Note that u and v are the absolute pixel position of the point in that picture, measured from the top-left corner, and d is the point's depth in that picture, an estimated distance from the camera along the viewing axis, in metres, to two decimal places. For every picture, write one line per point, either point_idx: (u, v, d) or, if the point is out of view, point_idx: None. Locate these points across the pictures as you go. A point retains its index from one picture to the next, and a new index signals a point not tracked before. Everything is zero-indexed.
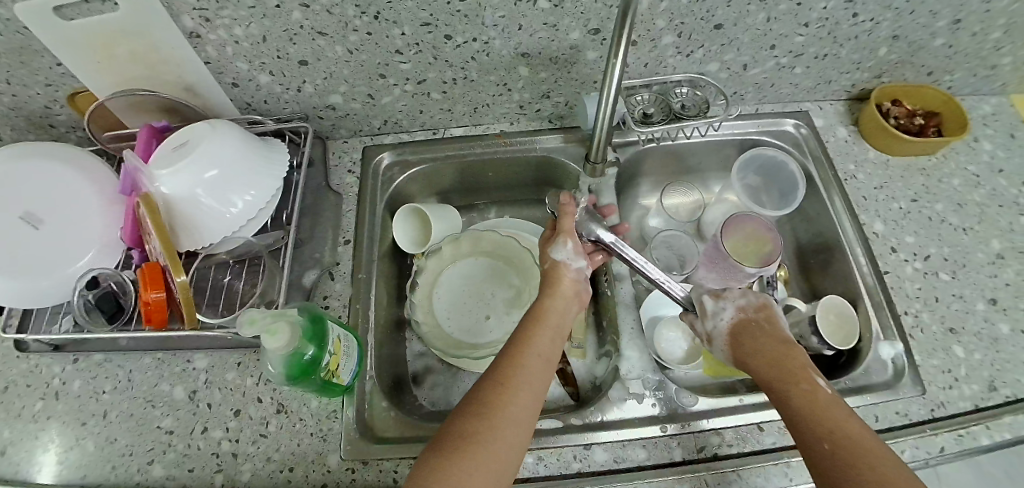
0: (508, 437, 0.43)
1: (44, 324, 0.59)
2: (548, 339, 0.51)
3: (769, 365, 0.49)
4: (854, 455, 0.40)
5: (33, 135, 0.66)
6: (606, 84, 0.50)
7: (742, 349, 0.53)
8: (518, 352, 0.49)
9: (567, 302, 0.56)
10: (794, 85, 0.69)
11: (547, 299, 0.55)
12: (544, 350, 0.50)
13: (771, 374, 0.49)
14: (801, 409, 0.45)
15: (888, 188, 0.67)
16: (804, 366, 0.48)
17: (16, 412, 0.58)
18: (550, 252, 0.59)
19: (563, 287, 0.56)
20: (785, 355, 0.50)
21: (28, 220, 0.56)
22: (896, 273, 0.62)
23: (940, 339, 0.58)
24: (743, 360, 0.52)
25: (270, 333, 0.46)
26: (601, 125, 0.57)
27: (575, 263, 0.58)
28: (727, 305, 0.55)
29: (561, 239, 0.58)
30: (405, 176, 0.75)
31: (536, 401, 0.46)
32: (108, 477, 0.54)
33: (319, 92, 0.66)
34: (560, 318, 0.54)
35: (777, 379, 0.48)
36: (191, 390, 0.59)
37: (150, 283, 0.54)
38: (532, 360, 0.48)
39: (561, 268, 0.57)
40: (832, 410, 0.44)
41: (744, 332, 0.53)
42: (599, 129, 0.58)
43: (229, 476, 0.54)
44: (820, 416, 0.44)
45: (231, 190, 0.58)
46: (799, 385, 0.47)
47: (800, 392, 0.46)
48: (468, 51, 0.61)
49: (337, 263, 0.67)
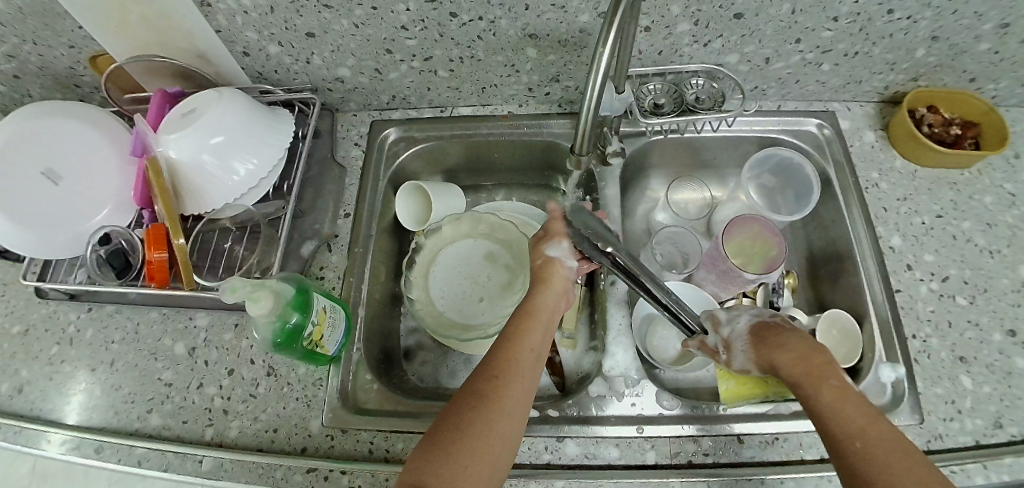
0: (502, 430, 0.42)
1: (61, 275, 0.64)
2: (540, 335, 0.50)
3: (799, 362, 0.45)
4: (889, 464, 0.37)
5: (60, 93, 0.70)
6: (593, 72, 0.46)
7: (766, 350, 0.49)
8: (512, 346, 0.48)
9: (555, 299, 0.54)
10: (820, 82, 0.65)
11: (538, 295, 0.53)
12: (535, 345, 0.49)
13: (800, 372, 0.45)
14: (834, 412, 0.41)
15: (912, 201, 0.63)
16: (833, 364, 0.44)
17: (35, 353, 0.64)
18: (544, 248, 0.57)
19: (554, 284, 0.55)
20: (813, 353, 0.46)
21: (48, 177, 0.59)
22: (908, 293, 0.58)
23: (946, 367, 0.54)
24: (764, 360, 0.49)
25: (253, 300, 0.48)
26: (586, 114, 0.52)
27: (569, 262, 0.57)
28: (742, 313, 0.54)
29: (557, 238, 0.57)
30: (409, 152, 0.75)
31: (528, 396, 0.45)
32: (112, 420, 0.59)
33: (328, 65, 0.66)
34: (550, 314, 0.52)
35: (804, 378, 0.44)
36: (190, 347, 0.62)
37: (153, 244, 0.57)
38: (523, 355, 0.47)
39: (552, 266, 0.56)
40: (861, 410, 0.40)
41: (765, 333, 0.50)
42: (584, 117, 0.53)
43: (219, 431, 0.58)
44: (855, 424, 0.40)
45: (233, 157, 0.59)
46: (830, 383, 0.42)
47: (830, 394, 0.42)
48: (475, 30, 0.59)
49: (335, 236, 0.69)
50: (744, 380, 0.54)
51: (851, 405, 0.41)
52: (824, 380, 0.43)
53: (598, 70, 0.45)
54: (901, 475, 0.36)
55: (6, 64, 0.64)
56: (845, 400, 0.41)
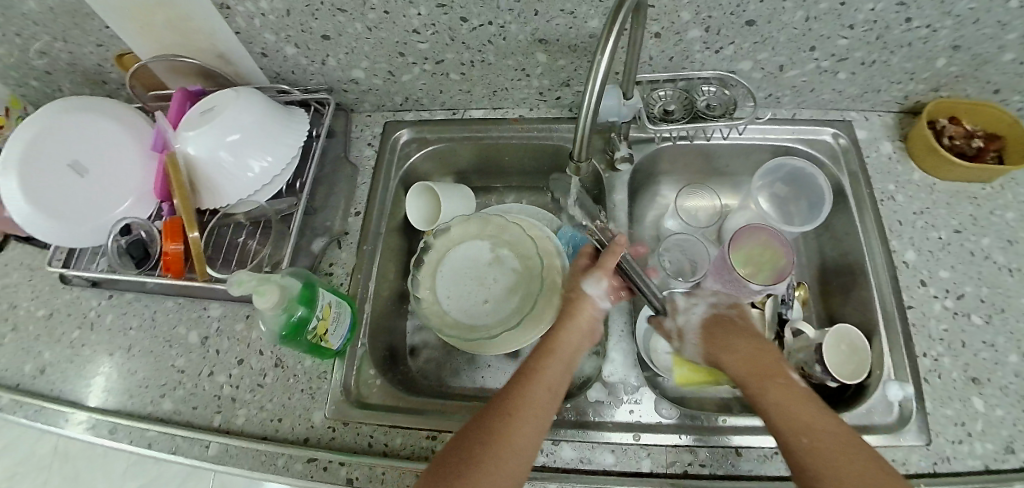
0: (509, 467, 0.44)
1: (85, 262, 0.67)
2: (558, 371, 0.50)
3: (744, 363, 0.50)
4: (829, 454, 0.42)
5: (89, 89, 0.73)
6: (591, 79, 0.44)
7: (714, 347, 0.53)
8: (526, 383, 0.48)
9: (580, 337, 0.53)
10: (836, 91, 0.63)
11: (562, 332, 0.52)
12: (551, 382, 0.49)
13: (749, 371, 0.49)
14: (780, 409, 0.46)
15: (929, 215, 0.61)
16: (774, 361, 0.50)
17: (57, 336, 0.68)
18: (581, 282, 0.55)
19: (580, 321, 0.53)
20: (758, 352, 0.50)
21: (74, 169, 0.62)
22: (921, 310, 0.56)
23: (957, 388, 0.52)
24: (713, 357, 0.53)
25: (258, 294, 0.49)
26: (585, 121, 0.49)
27: (600, 302, 0.54)
28: (697, 303, 0.57)
29: (595, 274, 0.55)
30: (421, 153, 0.76)
31: (538, 435, 0.46)
32: (127, 403, 0.62)
33: (342, 66, 0.68)
34: (572, 350, 0.52)
35: (751, 378, 0.49)
36: (203, 336, 0.65)
37: (170, 236, 0.60)
38: (536, 393, 0.48)
39: (581, 301, 0.54)
40: (804, 406, 0.45)
41: (715, 330, 0.54)
42: (583, 121, 0.50)
43: (226, 418, 0.60)
44: (802, 421, 0.44)
45: (249, 154, 0.60)
46: (777, 382, 0.48)
47: (778, 392, 0.47)
48: (485, 34, 0.60)
49: (345, 233, 0.70)
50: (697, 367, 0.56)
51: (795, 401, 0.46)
52: (770, 379, 0.48)
53: (596, 75, 0.44)
54: (842, 467, 0.42)
55: (39, 60, 0.67)
56: (790, 398, 0.46)
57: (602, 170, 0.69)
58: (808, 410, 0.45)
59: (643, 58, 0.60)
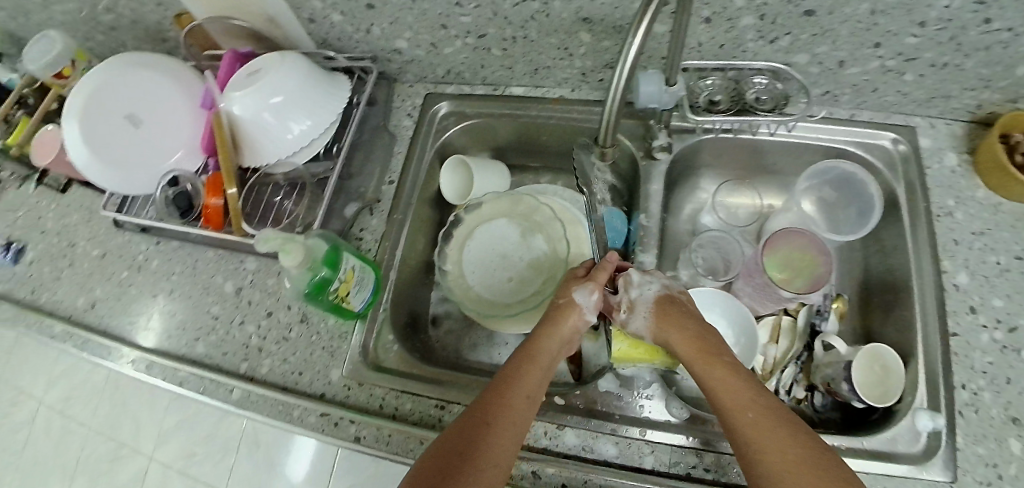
0: (490, 479, 0.41)
1: (137, 209, 0.72)
2: (538, 380, 0.48)
3: (692, 343, 0.48)
4: (778, 435, 0.40)
5: (150, 45, 0.77)
6: (621, 63, 0.43)
7: (666, 323, 0.50)
8: (506, 389, 0.46)
9: (559, 345, 0.52)
10: (901, 93, 0.58)
11: (542, 338, 0.51)
12: (531, 390, 0.47)
13: (693, 353, 0.47)
14: (719, 394, 0.44)
15: (989, 237, 0.56)
16: (720, 343, 0.48)
17: (109, 274, 0.74)
18: (571, 290, 0.54)
19: (563, 329, 0.52)
20: (707, 334, 0.49)
21: (130, 120, 0.66)
22: (966, 339, 0.52)
23: (994, 426, 0.49)
24: (663, 335, 0.50)
25: (284, 252, 0.51)
26: (610, 107, 0.48)
27: (588, 316, 0.53)
28: (653, 280, 0.54)
29: (589, 285, 0.54)
30: (457, 128, 0.76)
31: (513, 449, 0.43)
32: (165, 343, 0.67)
33: (386, 36, 0.68)
34: (550, 359, 0.50)
35: (695, 361, 0.47)
36: (238, 286, 0.68)
37: (212, 190, 0.63)
38: (516, 401, 0.46)
39: (571, 310, 0.53)
40: (749, 388, 0.44)
41: (667, 307, 0.51)
42: (610, 105, 0.48)
43: (252, 365, 0.63)
44: (750, 403, 0.42)
45: (290, 117, 0.62)
46: (718, 365, 0.45)
47: (719, 374, 0.45)
48: (528, 10, 0.58)
49: (378, 200, 0.71)
50: (636, 344, 0.53)
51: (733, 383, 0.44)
52: (712, 362, 0.46)
53: (625, 61, 0.43)
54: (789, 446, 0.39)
55: (106, 15, 0.71)
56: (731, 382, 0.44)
57: (639, 158, 0.67)
58: (750, 395, 0.43)
59: (692, 44, 0.57)
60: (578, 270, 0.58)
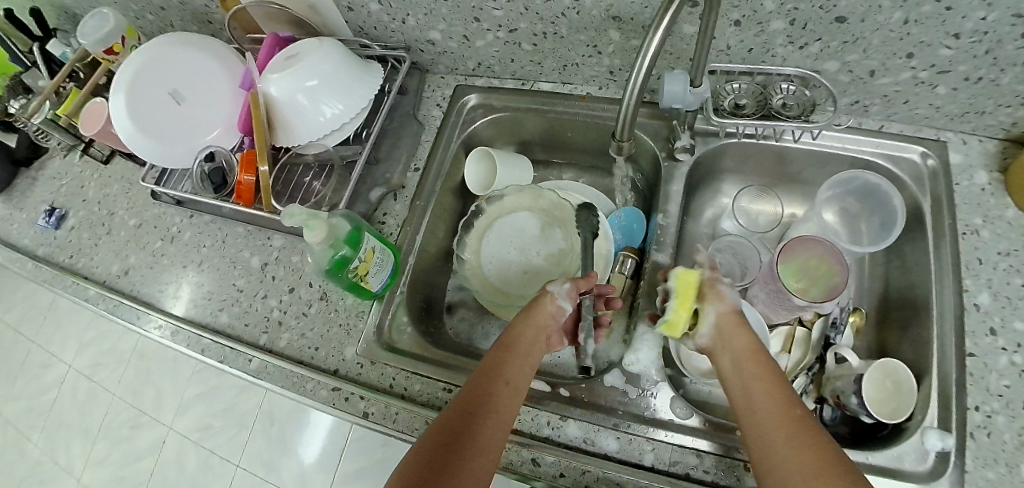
0: (480, 468, 0.41)
1: (174, 182, 0.76)
2: (517, 371, 0.48)
3: (749, 348, 0.47)
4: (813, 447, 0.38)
5: (196, 26, 0.81)
6: (642, 59, 0.44)
7: (738, 321, 0.49)
8: (488, 381, 0.46)
9: (537, 336, 0.52)
10: (933, 107, 0.58)
11: (518, 328, 0.52)
12: (512, 381, 0.47)
13: (741, 350, 0.47)
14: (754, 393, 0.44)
15: (1017, 258, 0.55)
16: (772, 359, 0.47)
17: (144, 243, 0.77)
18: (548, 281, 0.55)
19: (538, 317, 0.53)
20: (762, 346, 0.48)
21: (173, 97, 0.69)
22: (983, 359, 0.51)
23: (1007, 451, 0.48)
24: (732, 328, 0.49)
25: (309, 228, 0.53)
26: (631, 102, 0.49)
27: (563, 302, 0.53)
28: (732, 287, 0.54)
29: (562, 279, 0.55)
30: (485, 120, 0.77)
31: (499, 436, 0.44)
32: (191, 312, 0.70)
33: (421, 26, 0.70)
34: (529, 348, 0.51)
35: (739, 358, 0.47)
36: (263, 262, 0.71)
37: (245, 167, 0.66)
38: (498, 393, 0.46)
39: (546, 301, 0.54)
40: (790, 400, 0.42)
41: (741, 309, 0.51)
42: (629, 100, 0.49)
43: (271, 338, 0.66)
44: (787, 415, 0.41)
45: (323, 100, 0.64)
46: (764, 368, 0.45)
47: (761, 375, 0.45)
48: (559, 6, 0.59)
49: (402, 186, 0.73)
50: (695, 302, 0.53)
51: (774, 385, 0.44)
52: (759, 364, 0.46)
53: (647, 56, 0.43)
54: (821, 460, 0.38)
55: None
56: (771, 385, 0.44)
57: (661, 158, 0.67)
58: (789, 406, 0.42)
59: (720, 46, 0.57)
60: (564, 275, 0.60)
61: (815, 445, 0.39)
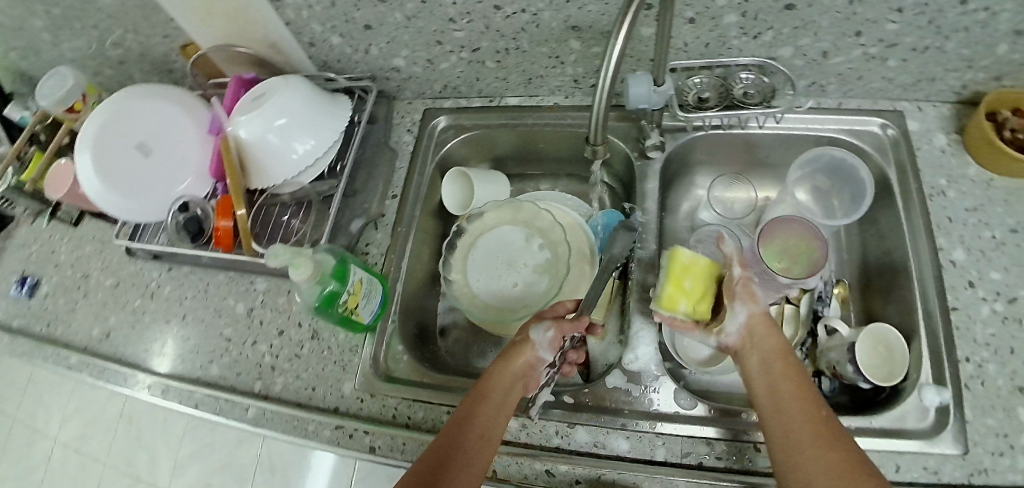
0: None
1: (149, 236, 0.74)
2: (490, 415, 0.48)
3: (777, 349, 0.49)
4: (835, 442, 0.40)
5: (157, 77, 0.80)
6: (607, 64, 0.44)
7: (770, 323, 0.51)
8: (466, 425, 0.47)
9: (512, 381, 0.51)
10: (886, 79, 0.60)
11: (496, 373, 0.51)
12: (488, 427, 0.47)
13: (769, 355, 0.48)
14: (781, 396, 0.45)
15: (983, 213, 0.58)
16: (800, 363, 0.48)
17: (123, 303, 0.75)
18: (529, 326, 0.55)
19: (515, 364, 0.53)
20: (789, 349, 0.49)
21: (141, 150, 0.68)
22: (967, 312, 0.53)
23: (1003, 397, 0.49)
24: (762, 329, 0.50)
25: (295, 266, 0.52)
26: (601, 108, 0.50)
27: (542, 352, 0.54)
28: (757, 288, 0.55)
29: (547, 322, 0.55)
30: (457, 139, 0.78)
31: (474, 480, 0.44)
32: (179, 367, 0.68)
33: (384, 55, 0.70)
34: (504, 393, 0.50)
35: (766, 362, 0.48)
36: (249, 307, 0.70)
37: (222, 212, 0.65)
38: (470, 441, 0.46)
39: (526, 344, 0.54)
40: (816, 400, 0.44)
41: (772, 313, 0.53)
42: (599, 105, 0.50)
43: (266, 384, 0.64)
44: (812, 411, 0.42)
45: (295, 137, 0.64)
46: (790, 368, 0.47)
47: (782, 379, 0.46)
48: (518, 22, 0.60)
49: (382, 215, 0.73)
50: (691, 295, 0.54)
51: (797, 387, 0.45)
52: (783, 366, 0.47)
53: (611, 60, 0.44)
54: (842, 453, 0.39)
55: (113, 51, 0.74)
56: (794, 386, 0.45)
57: (633, 158, 0.69)
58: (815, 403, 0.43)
59: (678, 44, 0.59)
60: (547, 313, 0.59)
61: (839, 449, 0.39)
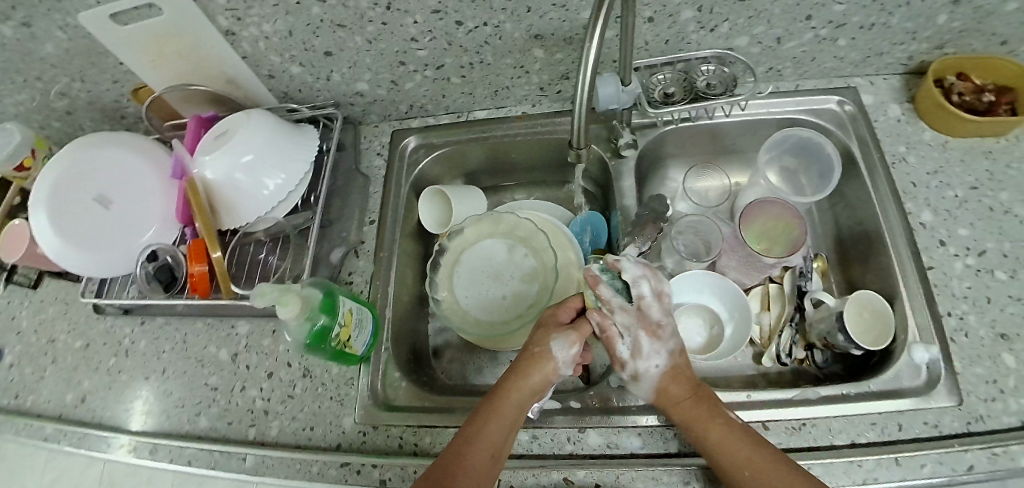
0: None
1: (117, 290, 0.71)
2: (500, 435, 0.47)
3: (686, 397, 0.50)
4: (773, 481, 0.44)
5: (108, 124, 0.77)
6: (583, 66, 0.45)
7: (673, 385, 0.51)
8: (470, 448, 0.46)
9: (527, 398, 0.50)
10: (838, 59, 0.63)
11: (511, 387, 0.49)
12: (495, 449, 0.47)
13: (694, 418, 0.49)
14: (734, 460, 0.46)
15: (944, 174, 0.61)
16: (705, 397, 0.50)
17: (96, 365, 0.71)
18: (551, 338, 0.51)
19: (532, 382, 0.50)
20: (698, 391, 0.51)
21: (100, 202, 0.65)
22: (942, 270, 0.56)
23: (987, 346, 0.52)
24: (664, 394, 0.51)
25: (282, 304, 0.51)
26: (581, 110, 0.50)
27: (564, 369, 0.51)
28: (664, 352, 0.51)
29: (570, 337, 0.51)
30: (429, 158, 0.77)
31: None
32: (165, 424, 0.65)
33: (346, 80, 0.69)
34: (515, 413, 0.49)
35: (694, 426, 0.49)
36: (233, 353, 0.67)
37: (196, 257, 0.62)
38: (478, 465, 0.46)
39: (546, 360, 0.50)
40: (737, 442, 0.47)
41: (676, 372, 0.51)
42: (578, 108, 0.50)
43: (261, 430, 0.62)
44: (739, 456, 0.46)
45: (265, 173, 0.62)
46: (706, 412, 0.49)
47: (717, 432, 0.48)
48: (481, 35, 0.60)
49: (362, 242, 0.71)
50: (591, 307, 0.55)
51: (737, 443, 0.47)
52: (707, 416, 0.49)
53: (586, 64, 0.45)
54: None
55: (59, 101, 0.71)
56: (726, 438, 0.47)
57: (608, 158, 0.69)
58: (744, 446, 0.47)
59: (640, 43, 0.60)
60: (568, 312, 0.55)
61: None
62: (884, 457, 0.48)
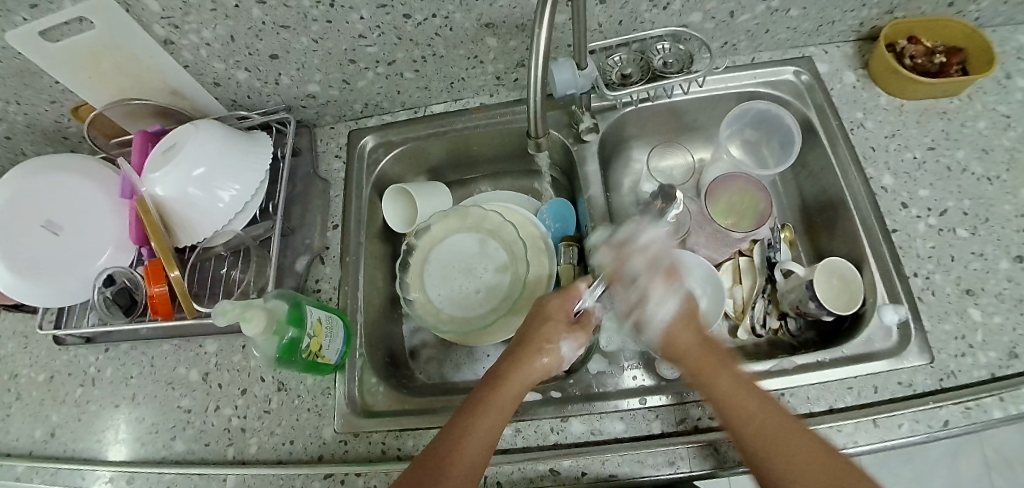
0: None
1: (75, 319, 0.68)
2: (496, 428, 0.46)
3: (697, 346, 0.49)
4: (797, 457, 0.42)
5: (50, 147, 0.73)
6: (534, 53, 0.43)
7: (687, 327, 0.50)
8: (462, 436, 0.45)
9: (525, 387, 0.48)
10: (792, 28, 0.63)
11: (513, 375, 0.48)
12: (488, 439, 0.45)
13: (697, 354, 0.48)
14: (736, 407, 0.45)
15: (901, 136, 0.62)
16: (722, 351, 0.49)
17: (62, 397, 0.68)
18: (561, 339, 0.50)
19: (533, 372, 0.48)
20: (705, 346, 0.49)
21: (49, 229, 0.62)
22: (906, 232, 0.57)
23: (953, 302, 0.53)
24: (672, 336, 0.50)
25: (246, 320, 0.49)
26: (537, 99, 0.49)
27: (564, 366, 0.51)
28: (675, 294, 0.52)
29: (579, 339, 0.51)
30: (389, 157, 0.75)
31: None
32: (140, 452, 0.63)
33: (296, 83, 0.67)
34: (513, 402, 0.47)
35: (697, 363, 0.48)
36: (204, 373, 0.65)
37: (153, 278, 0.60)
38: (470, 461, 0.44)
39: (553, 354, 0.49)
40: (749, 395, 0.45)
41: (691, 317, 0.51)
42: (537, 98, 0.49)
43: (240, 449, 0.60)
44: (748, 412, 0.44)
45: (217, 184, 0.60)
46: (718, 365, 0.47)
47: (726, 381, 0.46)
48: (431, 27, 0.59)
49: (326, 248, 0.69)
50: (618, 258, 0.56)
51: (750, 399, 0.45)
52: (717, 365, 0.47)
53: (538, 50, 0.43)
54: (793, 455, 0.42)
55: None
56: (737, 386, 0.45)
57: (570, 144, 0.68)
58: (756, 400, 0.45)
59: (593, 25, 0.59)
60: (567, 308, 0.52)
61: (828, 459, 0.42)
62: (861, 420, 0.49)
